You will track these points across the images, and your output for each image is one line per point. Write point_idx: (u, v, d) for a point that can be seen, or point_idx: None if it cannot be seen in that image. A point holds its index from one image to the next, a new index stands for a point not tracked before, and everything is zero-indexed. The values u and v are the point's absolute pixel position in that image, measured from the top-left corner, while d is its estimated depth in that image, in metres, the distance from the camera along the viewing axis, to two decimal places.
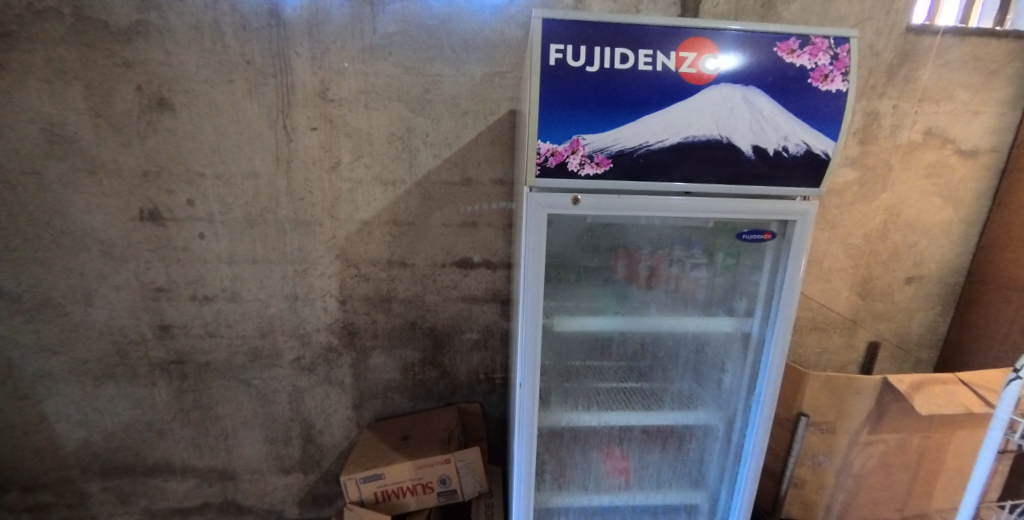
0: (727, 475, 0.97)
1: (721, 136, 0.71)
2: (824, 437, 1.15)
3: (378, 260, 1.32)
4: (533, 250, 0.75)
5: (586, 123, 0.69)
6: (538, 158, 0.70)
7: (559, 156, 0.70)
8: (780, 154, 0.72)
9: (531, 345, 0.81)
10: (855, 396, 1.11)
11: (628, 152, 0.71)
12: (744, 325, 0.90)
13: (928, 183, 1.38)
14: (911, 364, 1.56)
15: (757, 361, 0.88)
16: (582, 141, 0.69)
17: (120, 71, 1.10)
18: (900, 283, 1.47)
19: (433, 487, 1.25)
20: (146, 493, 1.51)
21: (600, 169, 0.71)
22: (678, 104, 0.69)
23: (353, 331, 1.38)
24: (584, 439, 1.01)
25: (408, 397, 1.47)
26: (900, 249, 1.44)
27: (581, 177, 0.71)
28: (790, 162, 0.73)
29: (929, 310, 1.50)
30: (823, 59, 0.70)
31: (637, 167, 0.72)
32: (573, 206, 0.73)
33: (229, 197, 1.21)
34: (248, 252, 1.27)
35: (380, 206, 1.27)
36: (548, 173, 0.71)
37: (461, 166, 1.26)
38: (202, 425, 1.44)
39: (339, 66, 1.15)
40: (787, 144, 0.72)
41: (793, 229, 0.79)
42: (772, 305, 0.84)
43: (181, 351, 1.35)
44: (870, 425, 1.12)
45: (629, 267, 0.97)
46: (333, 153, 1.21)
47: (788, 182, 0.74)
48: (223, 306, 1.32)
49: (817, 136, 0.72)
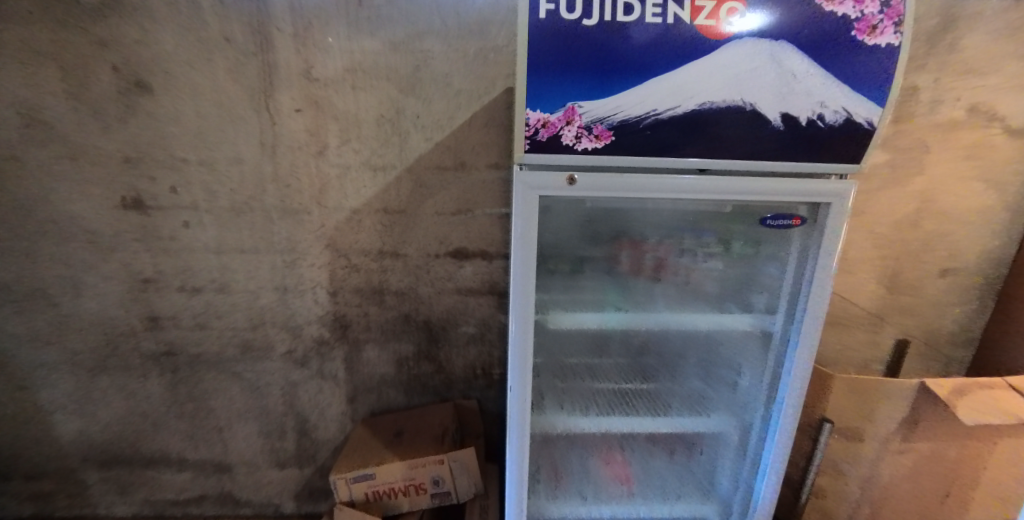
0: (745, 486, 0.90)
1: (743, 102, 0.62)
2: (846, 445, 1.08)
3: (369, 250, 1.26)
4: (524, 240, 0.68)
5: (581, 88, 0.60)
6: (528, 130, 0.62)
7: (552, 128, 0.62)
8: (814, 124, 0.64)
9: (523, 343, 0.74)
10: (884, 400, 1.03)
11: (632, 123, 0.62)
12: (764, 321, 0.83)
13: (969, 166, 1.25)
14: (941, 363, 1.44)
15: (779, 363, 0.81)
16: (579, 109, 0.61)
17: (97, 51, 1.05)
18: (932, 276, 1.35)
19: (426, 488, 1.21)
20: (144, 484, 1.50)
21: (599, 143, 0.63)
22: (693, 63, 0.60)
23: (345, 324, 1.34)
24: (580, 439, 1.00)
25: (403, 392, 1.42)
26: (933, 239, 1.32)
27: (576, 153, 0.64)
28: (826, 133, 0.64)
29: (963, 305, 1.38)
30: (871, 7, 0.59)
31: (643, 141, 0.64)
32: (569, 187, 0.66)
33: (213, 184, 1.17)
34: (235, 241, 1.23)
35: (370, 194, 1.21)
36: (540, 149, 0.63)
37: (455, 150, 1.18)
38: (196, 417, 1.42)
39: (324, 43, 1.08)
40: (823, 111, 0.63)
41: (828, 212, 0.71)
42: (798, 303, 0.77)
43: (171, 342, 1.32)
44: (901, 432, 1.04)
45: (633, 258, 0.91)
46: (319, 136, 1.15)
47: (822, 159, 0.66)
48: (213, 297, 1.29)
49: (859, 101, 0.62)
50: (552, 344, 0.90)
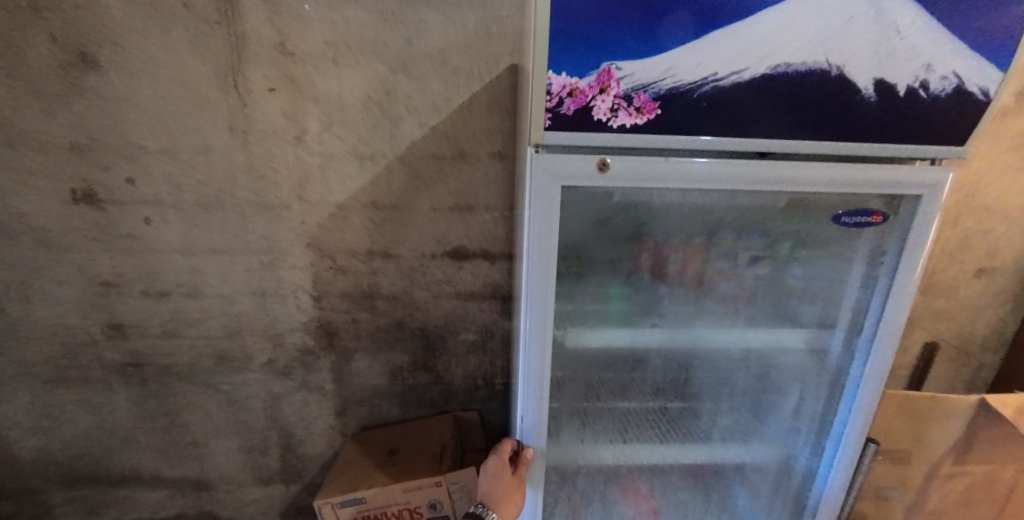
0: (790, 504, 0.92)
1: (830, 65, 0.54)
2: (893, 467, 1.04)
3: (357, 250, 1.13)
4: (544, 240, 0.59)
5: (621, 44, 0.48)
6: (550, 100, 0.51)
7: (580, 98, 0.51)
8: (915, 93, 0.57)
9: (541, 359, 0.66)
10: (939, 420, 0.99)
11: (685, 91, 0.53)
12: (818, 347, 0.82)
13: (1015, 156, 1.11)
14: (970, 369, 1.33)
15: (837, 394, 0.81)
16: (616, 73, 0.50)
17: (30, 17, 0.89)
18: (967, 277, 1.23)
19: (422, 512, 1.09)
20: (115, 504, 1.37)
21: (641, 118, 0.54)
22: (770, 12, 0.50)
23: (332, 331, 1.20)
24: (616, 476, 0.88)
25: (398, 404, 1.30)
26: (971, 238, 1.19)
27: (612, 131, 0.55)
28: (926, 104, 0.57)
29: (996, 307, 1.26)
30: None
31: (698, 113, 0.55)
32: (600, 175, 0.57)
33: (177, 175, 1.03)
34: (205, 240, 1.09)
35: (357, 186, 1.07)
36: (565, 124, 0.53)
37: (453, 137, 1.04)
38: (169, 433, 1.29)
39: (300, 11, 0.93)
40: (929, 78, 0.55)
41: (914, 207, 0.66)
42: (863, 334, 0.76)
43: (137, 352, 1.19)
44: (953, 454, 0.99)
45: (655, 261, 0.77)
46: (298, 120, 1.01)
47: (915, 139, 0.61)
48: (182, 302, 1.15)
49: (975, 65, 0.54)
50: (565, 368, 0.76)
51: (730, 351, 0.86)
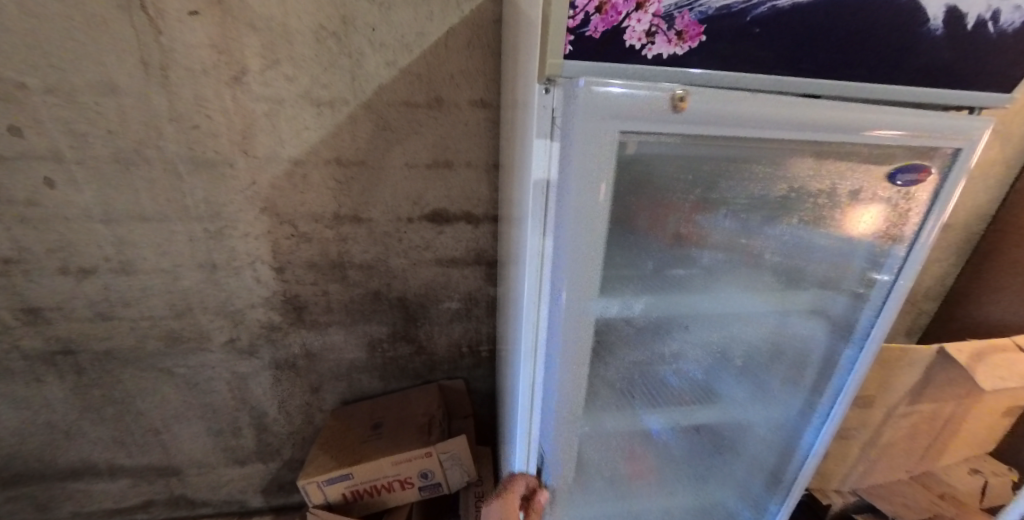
0: (769, 462, 0.94)
1: None
2: (859, 412, 1.03)
3: (321, 214, 0.99)
4: (579, 200, 0.47)
5: None
6: (573, 17, 0.39)
7: (612, 16, 0.40)
8: (984, 27, 0.48)
9: (578, 340, 0.56)
10: (905, 368, 0.98)
11: (739, 12, 0.42)
12: (824, 314, 0.80)
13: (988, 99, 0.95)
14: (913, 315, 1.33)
15: (832, 361, 0.81)
16: None
17: None
18: None
19: (413, 482, 1.04)
20: (70, 498, 1.26)
21: (682, 47, 0.43)
22: None
23: (300, 305, 1.08)
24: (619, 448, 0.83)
25: (378, 377, 1.21)
26: None
27: (646, 62, 0.43)
28: (992, 41, 0.49)
29: None
30: None
31: (743, 42, 0.44)
32: (673, 113, 0.45)
33: (80, 124, 0.83)
34: (129, 206, 0.92)
35: (316, 138, 0.91)
36: (590, 53, 0.42)
37: (427, 81, 0.89)
38: (121, 422, 1.16)
39: None
40: (1001, 8, 0.46)
41: (952, 160, 0.61)
42: (873, 298, 0.74)
43: (65, 339, 1.03)
44: (913, 395, 1.01)
45: (661, 222, 0.68)
46: (232, 55, 0.82)
47: (972, 85, 0.53)
48: (112, 280, 0.98)
49: None
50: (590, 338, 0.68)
51: (739, 311, 0.81)
